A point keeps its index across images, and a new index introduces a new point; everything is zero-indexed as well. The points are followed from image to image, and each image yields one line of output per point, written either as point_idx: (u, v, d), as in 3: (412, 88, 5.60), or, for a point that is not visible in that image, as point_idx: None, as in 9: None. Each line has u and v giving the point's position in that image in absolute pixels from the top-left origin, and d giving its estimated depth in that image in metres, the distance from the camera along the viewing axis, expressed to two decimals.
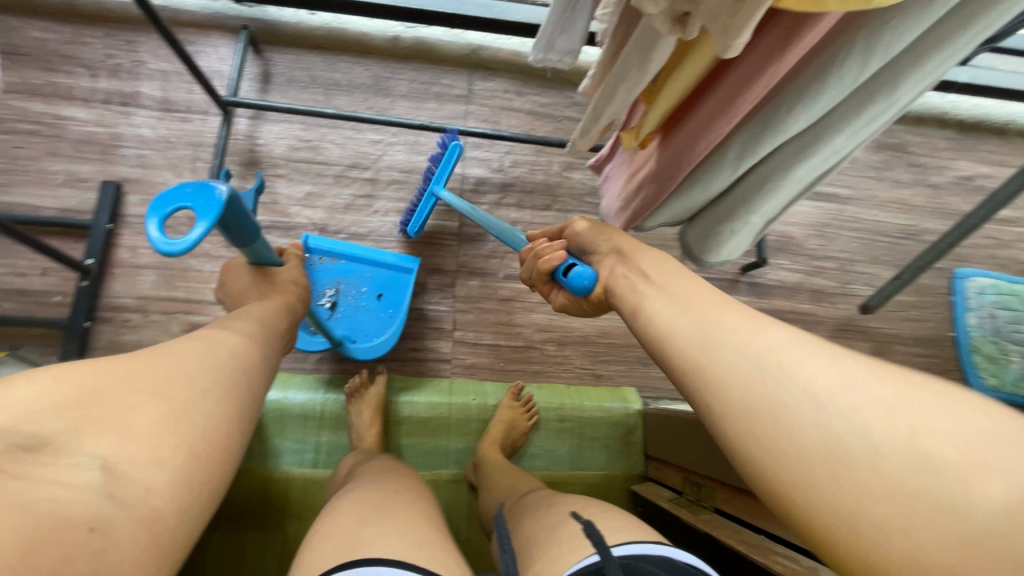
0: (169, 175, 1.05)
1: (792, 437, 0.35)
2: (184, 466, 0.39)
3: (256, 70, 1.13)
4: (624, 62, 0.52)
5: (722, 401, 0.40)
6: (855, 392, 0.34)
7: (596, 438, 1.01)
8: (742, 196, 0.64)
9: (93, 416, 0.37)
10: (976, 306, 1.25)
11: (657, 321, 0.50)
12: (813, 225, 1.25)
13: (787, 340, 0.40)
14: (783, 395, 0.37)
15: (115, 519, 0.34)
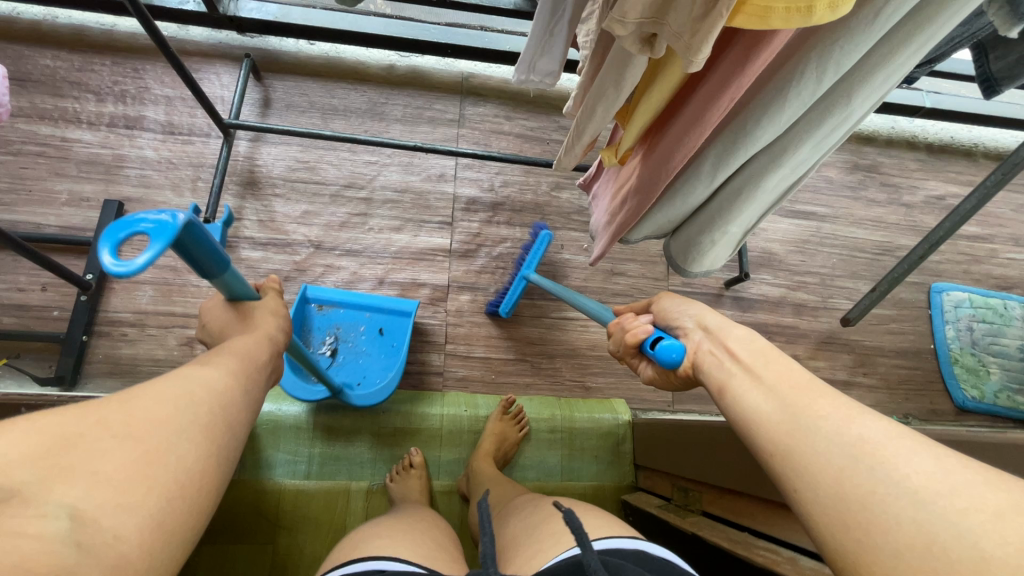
0: (170, 194, 1.09)
1: (886, 534, 0.32)
2: (156, 512, 0.36)
3: (257, 96, 1.18)
4: (600, 81, 0.56)
5: (813, 491, 0.38)
6: (955, 494, 0.31)
7: (586, 449, 1.02)
8: (719, 207, 0.68)
9: (60, 464, 0.34)
10: (954, 319, 1.29)
11: (744, 404, 0.47)
12: (792, 242, 1.29)
13: (886, 431, 0.37)
14: (876, 488, 0.34)
15: (81, 569, 0.30)
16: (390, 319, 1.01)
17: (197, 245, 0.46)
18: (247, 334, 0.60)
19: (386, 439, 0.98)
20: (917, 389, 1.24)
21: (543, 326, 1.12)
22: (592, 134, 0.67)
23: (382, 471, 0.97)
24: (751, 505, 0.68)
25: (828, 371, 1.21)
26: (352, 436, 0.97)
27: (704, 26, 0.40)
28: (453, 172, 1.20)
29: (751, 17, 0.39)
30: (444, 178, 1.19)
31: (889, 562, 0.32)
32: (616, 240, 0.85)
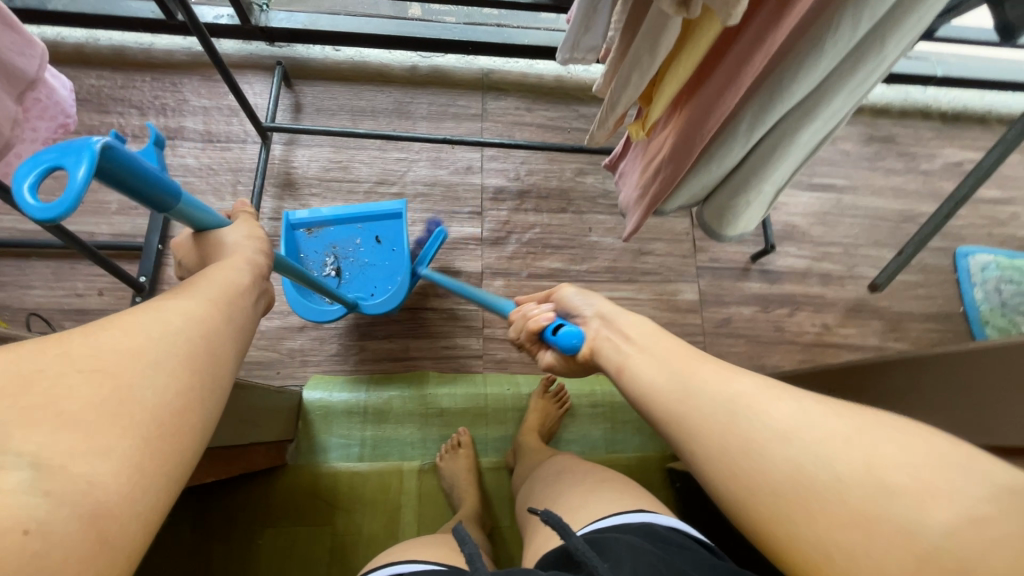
0: (213, 199, 1.14)
1: (767, 476, 0.39)
2: (134, 453, 0.34)
3: (289, 102, 1.23)
4: (635, 50, 0.58)
5: (706, 446, 0.44)
6: (815, 433, 0.38)
7: (629, 421, 1.04)
8: (754, 166, 0.71)
9: (18, 404, 0.31)
10: (981, 282, 1.30)
11: (641, 379, 0.54)
12: (814, 214, 1.31)
13: (756, 387, 0.45)
14: (757, 439, 0.41)
15: (48, 522, 0.28)
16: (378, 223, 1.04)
17: (131, 171, 0.46)
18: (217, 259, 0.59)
19: (433, 420, 1.01)
20: None
21: None
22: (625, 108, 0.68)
23: (431, 451, 0.99)
24: None
25: (858, 338, 1.23)
26: (400, 419, 1.00)
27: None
28: (480, 164, 1.24)
29: None
30: (471, 170, 1.23)
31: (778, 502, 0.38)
32: (650, 212, 0.88)
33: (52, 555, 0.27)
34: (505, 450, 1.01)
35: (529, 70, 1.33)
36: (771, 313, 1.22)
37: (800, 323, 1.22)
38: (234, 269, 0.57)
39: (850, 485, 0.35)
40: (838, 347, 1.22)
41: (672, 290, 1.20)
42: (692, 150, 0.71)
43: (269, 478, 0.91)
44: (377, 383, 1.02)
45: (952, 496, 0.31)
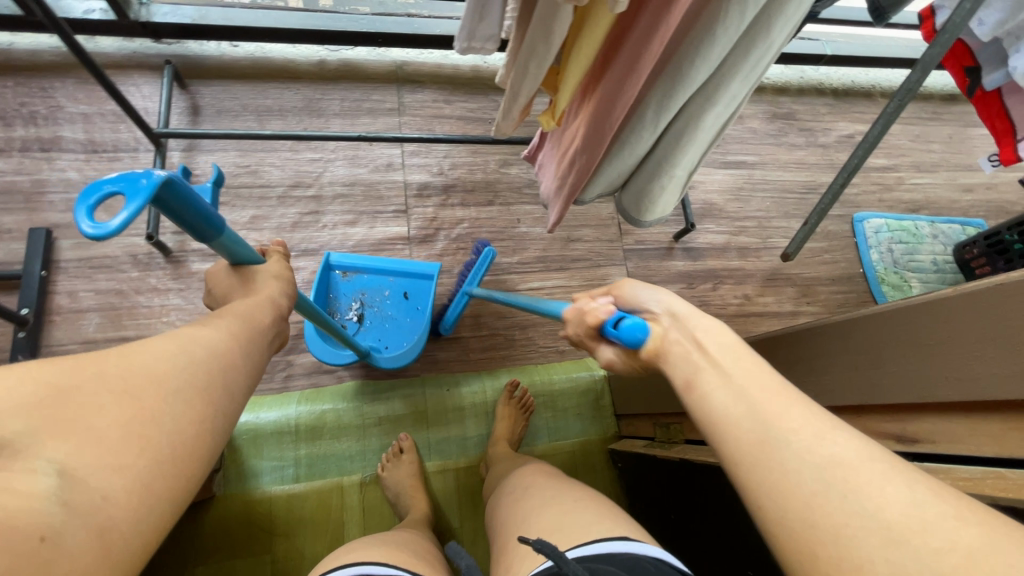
0: (103, 215, 1.03)
1: (847, 556, 0.32)
2: (147, 474, 0.35)
3: (184, 104, 1.13)
4: (531, 38, 0.57)
5: (777, 502, 0.37)
6: (929, 529, 0.30)
7: (569, 408, 1.06)
8: (665, 151, 0.73)
9: (53, 416, 0.33)
10: (876, 244, 1.42)
11: (713, 402, 0.44)
12: (729, 191, 1.38)
13: (857, 451, 0.35)
14: (842, 520, 0.33)
15: (63, 534, 0.29)
16: (412, 281, 1.05)
17: (189, 207, 0.48)
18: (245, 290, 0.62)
19: (372, 430, 0.97)
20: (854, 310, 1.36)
21: (512, 299, 1.14)
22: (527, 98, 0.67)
23: (373, 461, 0.96)
24: None
25: (776, 305, 1.31)
26: (337, 433, 0.96)
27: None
28: (401, 160, 1.20)
29: None
30: (392, 167, 1.19)
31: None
32: (572, 202, 0.89)
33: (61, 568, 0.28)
34: (450, 452, 0.99)
35: (444, 61, 1.30)
36: (696, 289, 1.28)
37: (723, 296, 1.29)
38: (261, 302, 0.60)
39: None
40: (759, 315, 1.29)
41: (602, 275, 1.22)
42: (604, 141, 0.71)
43: (195, 513, 0.85)
44: (309, 398, 0.97)
45: None
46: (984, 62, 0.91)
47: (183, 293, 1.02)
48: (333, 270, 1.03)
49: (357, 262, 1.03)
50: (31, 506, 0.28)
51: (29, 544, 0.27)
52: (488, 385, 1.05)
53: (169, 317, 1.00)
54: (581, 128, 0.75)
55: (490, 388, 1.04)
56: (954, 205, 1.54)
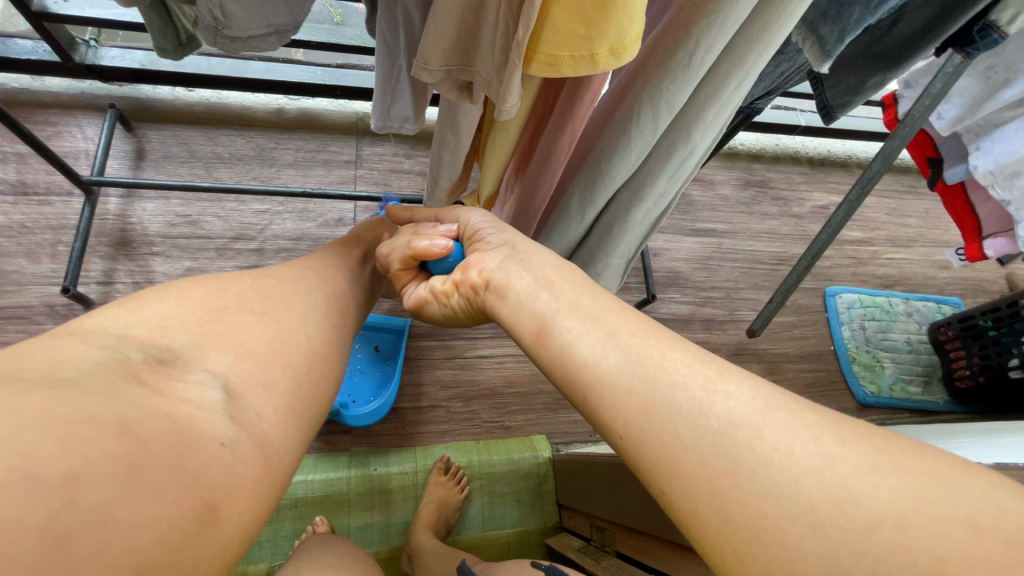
0: (24, 262, 0.97)
1: (761, 503, 0.30)
2: (290, 390, 0.39)
3: (128, 148, 1.09)
4: (439, 128, 0.55)
5: (674, 464, 0.33)
6: (851, 493, 0.29)
7: (507, 493, 1.00)
8: (598, 239, 0.68)
9: (211, 331, 0.38)
10: (848, 320, 1.37)
11: (574, 351, 0.41)
12: (697, 259, 1.34)
13: (751, 403, 0.34)
14: (757, 503, 0.30)
15: (236, 439, 0.32)
16: (385, 336, 1.03)
17: None
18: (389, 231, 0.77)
19: (286, 512, 0.90)
20: (823, 390, 1.29)
21: (457, 366, 1.07)
22: (449, 180, 0.65)
23: (284, 548, 0.89)
24: (658, 547, 0.69)
25: None
26: None
27: (508, 73, 0.39)
28: (353, 216, 1.16)
29: (543, 65, 0.37)
30: (343, 222, 1.15)
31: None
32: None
33: (235, 467, 0.31)
34: (371, 539, 0.92)
35: None
36: None
37: None
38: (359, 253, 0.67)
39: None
40: None
41: None
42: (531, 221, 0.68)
43: None
44: None
45: None
46: (947, 154, 0.87)
47: None
48: None
49: None
50: (205, 412, 0.32)
51: (207, 444, 0.30)
52: (420, 464, 0.97)
53: None
54: (512, 207, 0.71)
55: (422, 468, 0.97)
56: (930, 282, 1.50)
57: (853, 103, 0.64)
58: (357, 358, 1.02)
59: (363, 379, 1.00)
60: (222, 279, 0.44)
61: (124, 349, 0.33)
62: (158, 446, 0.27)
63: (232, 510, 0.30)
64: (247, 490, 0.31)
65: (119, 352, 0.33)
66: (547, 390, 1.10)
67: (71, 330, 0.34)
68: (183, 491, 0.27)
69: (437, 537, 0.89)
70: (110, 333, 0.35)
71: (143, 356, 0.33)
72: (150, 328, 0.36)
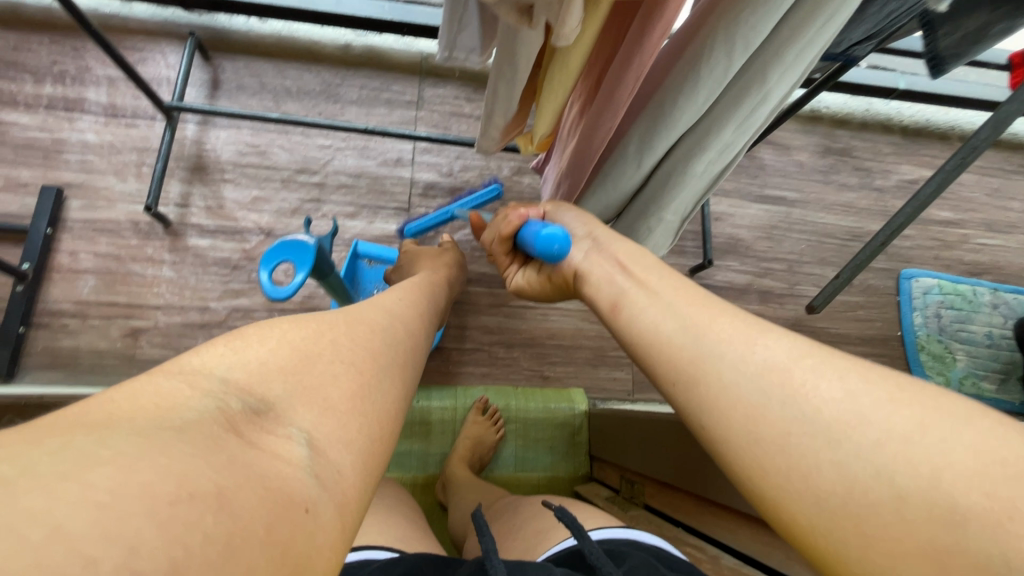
0: (113, 180, 1.05)
1: (802, 456, 0.35)
2: (365, 450, 0.37)
3: (205, 77, 1.14)
4: (499, 59, 0.54)
5: (725, 416, 0.40)
6: (864, 422, 0.34)
7: (541, 439, 1.02)
8: (655, 189, 0.66)
9: (302, 381, 0.37)
10: (922, 306, 1.27)
11: (641, 319, 0.52)
12: (761, 228, 1.27)
13: (788, 353, 0.41)
14: (784, 430, 0.37)
15: (319, 503, 0.30)
16: None
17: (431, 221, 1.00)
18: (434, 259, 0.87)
19: None
20: None
21: (502, 314, 1.08)
22: (504, 118, 0.65)
23: None
24: (686, 501, 0.69)
25: None
26: None
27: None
28: (411, 156, 1.17)
29: None
30: (401, 162, 1.16)
31: (823, 505, 0.34)
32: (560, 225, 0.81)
33: (318, 540, 0.28)
34: (410, 466, 0.98)
35: None
36: None
37: None
38: (426, 280, 0.73)
39: (911, 485, 0.31)
40: None
41: None
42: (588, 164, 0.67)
43: None
44: None
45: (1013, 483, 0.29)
46: None
47: (176, 267, 1.03)
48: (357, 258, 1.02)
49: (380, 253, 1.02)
50: (293, 471, 0.30)
51: (297, 510, 0.28)
52: (460, 402, 1.01)
53: (159, 288, 1.01)
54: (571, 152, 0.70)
55: (461, 406, 1.01)
56: None
57: (969, 53, 0.58)
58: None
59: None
60: (318, 321, 0.43)
61: (226, 397, 0.32)
62: (253, 516, 0.25)
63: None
64: (329, 557, 0.28)
65: (220, 400, 0.32)
66: (590, 345, 1.10)
67: (177, 366, 0.33)
68: (276, 566, 0.24)
69: (471, 471, 0.93)
70: (214, 375, 0.34)
71: (240, 408, 0.32)
72: (249, 371, 0.35)
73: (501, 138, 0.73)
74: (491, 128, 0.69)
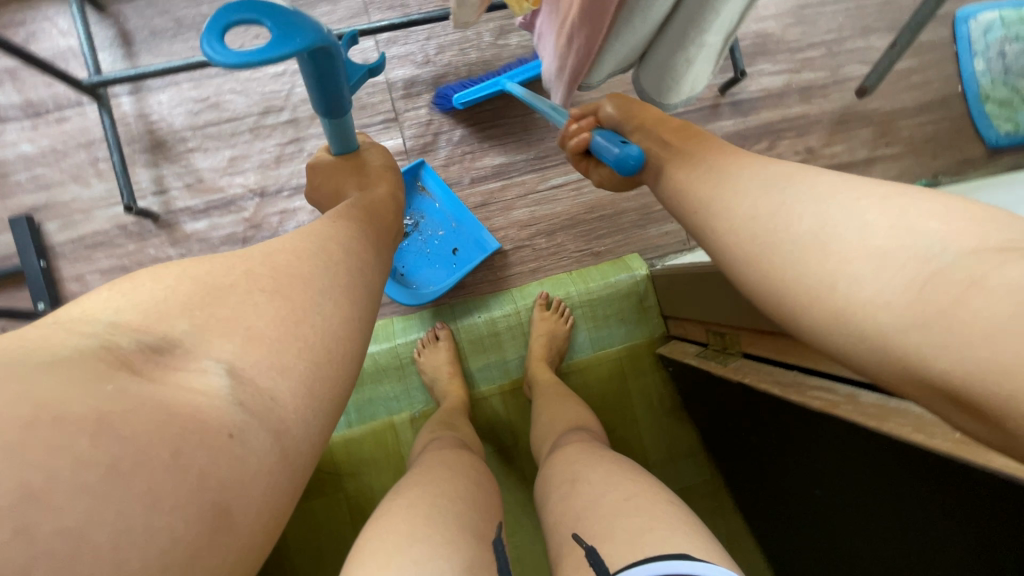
0: (76, 187, 0.94)
1: (789, 236, 0.37)
2: (309, 373, 0.35)
3: (111, 33, 0.95)
4: None
5: (728, 224, 0.42)
6: (848, 194, 0.36)
7: (610, 315, 1.00)
8: (692, 12, 0.56)
9: (212, 315, 0.33)
10: (983, 49, 1.11)
11: (675, 178, 0.52)
12: (789, 12, 1.10)
13: (797, 168, 0.42)
14: (779, 214, 0.38)
15: (248, 429, 0.29)
16: (471, 242, 0.98)
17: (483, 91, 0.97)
18: (358, 176, 0.70)
19: (409, 368, 0.96)
20: (946, 143, 1.11)
21: (533, 202, 1.01)
22: None
23: (418, 397, 0.96)
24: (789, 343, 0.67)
25: (847, 154, 1.10)
26: (376, 376, 0.95)
27: None
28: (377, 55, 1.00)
29: None
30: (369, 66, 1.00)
31: (810, 264, 0.34)
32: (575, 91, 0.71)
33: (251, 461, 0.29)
34: (493, 378, 0.98)
35: None
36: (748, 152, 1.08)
37: (781, 154, 1.09)
38: (359, 204, 0.61)
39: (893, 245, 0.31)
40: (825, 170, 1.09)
41: None
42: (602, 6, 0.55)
43: None
44: None
45: (988, 236, 0.29)
46: None
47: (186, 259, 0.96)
48: (413, 178, 0.98)
49: (438, 188, 0.97)
50: (212, 404, 0.29)
51: (216, 440, 0.28)
52: (520, 304, 0.99)
53: None
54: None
55: (523, 308, 0.99)
56: None
57: None
58: (434, 241, 0.98)
59: (426, 263, 0.98)
60: (230, 257, 0.39)
61: (115, 336, 0.30)
62: (154, 444, 0.25)
63: (246, 508, 0.28)
64: (264, 489, 0.29)
65: (106, 339, 0.29)
66: (632, 208, 1.03)
67: (55, 319, 0.30)
68: (186, 498, 0.25)
69: (553, 367, 0.94)
70: (99, 320, 0.30)
71: (133, 347, 0.29)
72: (143, 312, 0.32)
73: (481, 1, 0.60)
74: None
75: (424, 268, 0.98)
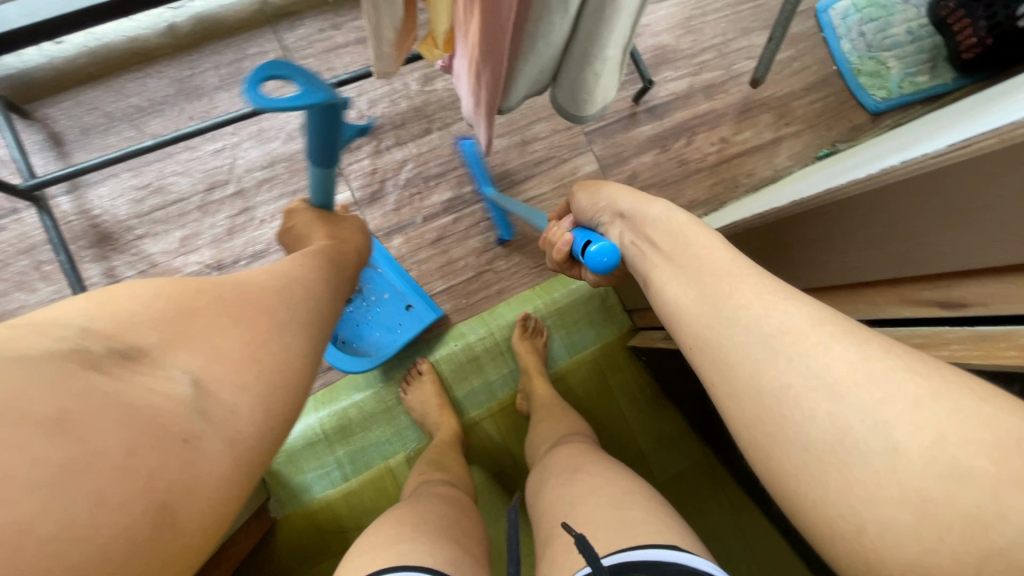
0: (22, 294, 0.91)
1: (794, 428, 0.34)
2: (265, 394, 0.41)
3: (41, 137, 0.95)
4: None
5: (733, 400, 0.39)
6: (873, 384, 0.32)
7: (580, 319, 1.05)
8: (587, 30, 0.63)
9: (180, 331, 0.39)
10: (845, 32, 1.27)
11: (665, 297, 0.48)
12: (677, 25, 1.23)
13: (804, 316, 0.37)
14: (786, 397, 0.35)
15: (203, 436, 0.35)
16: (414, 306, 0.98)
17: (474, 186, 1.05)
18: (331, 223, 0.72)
19: (397, 409, 0.97)
20: (835, 115, 1.25)
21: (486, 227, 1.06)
22: (393, 28, 0.61)
23: (410, 436, 0.96)
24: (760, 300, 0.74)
25: (755, 138, 1.22)
26: (366, 424, 0.95)
27: None
28: None
29: None
30: None
31: (821, 468, 0.33)
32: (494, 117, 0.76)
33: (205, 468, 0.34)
34: (482, 402, 1.00)
35: None
36: (670, 150, 1.19)
37: (699, 147, 1.20)
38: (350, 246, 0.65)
39: (949, 501, 0.28)
40: (741, 155, 1.21)
41: (571, 168, 1.13)
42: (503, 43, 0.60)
43: (263, 541, 0.88)
44: (343, 390, 0.96)
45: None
46: None
47: None
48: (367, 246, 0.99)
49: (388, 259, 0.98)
50: (175, 409, 0.35)
51: (176, 445, 0.34)
52: (493, 326, 1.02)
53: None
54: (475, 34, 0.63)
55: (497, 329, 1.02)
56: None
57: None
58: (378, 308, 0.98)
59: (366, 329, 0.98)
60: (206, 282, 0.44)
61: (88, 342, 0.35)
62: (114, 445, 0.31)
63: (191, 509, 0.33)
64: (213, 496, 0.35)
65: (78, 344, 0.34)
66: None
67: (31, 320, 0.35)
68: (134, 498, 0.31)
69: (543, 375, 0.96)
70: (73, 326, 0.36)
71: (107, 352, 0.35)
72: (117, 321, 0.37)
73: (398, 53, 0.67)
74: (383, 46, 0.63)
75: (365, 335, 0.97)
